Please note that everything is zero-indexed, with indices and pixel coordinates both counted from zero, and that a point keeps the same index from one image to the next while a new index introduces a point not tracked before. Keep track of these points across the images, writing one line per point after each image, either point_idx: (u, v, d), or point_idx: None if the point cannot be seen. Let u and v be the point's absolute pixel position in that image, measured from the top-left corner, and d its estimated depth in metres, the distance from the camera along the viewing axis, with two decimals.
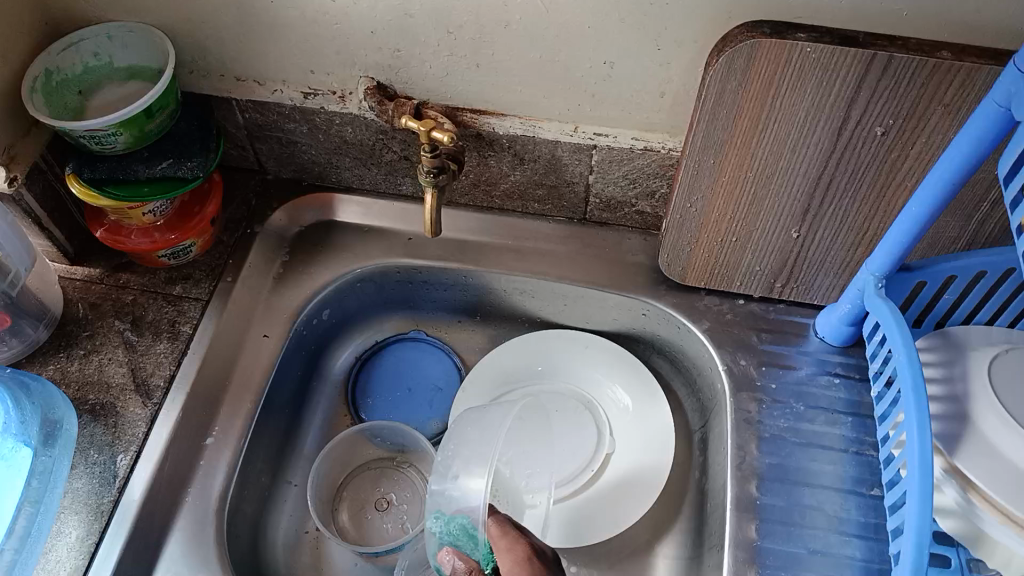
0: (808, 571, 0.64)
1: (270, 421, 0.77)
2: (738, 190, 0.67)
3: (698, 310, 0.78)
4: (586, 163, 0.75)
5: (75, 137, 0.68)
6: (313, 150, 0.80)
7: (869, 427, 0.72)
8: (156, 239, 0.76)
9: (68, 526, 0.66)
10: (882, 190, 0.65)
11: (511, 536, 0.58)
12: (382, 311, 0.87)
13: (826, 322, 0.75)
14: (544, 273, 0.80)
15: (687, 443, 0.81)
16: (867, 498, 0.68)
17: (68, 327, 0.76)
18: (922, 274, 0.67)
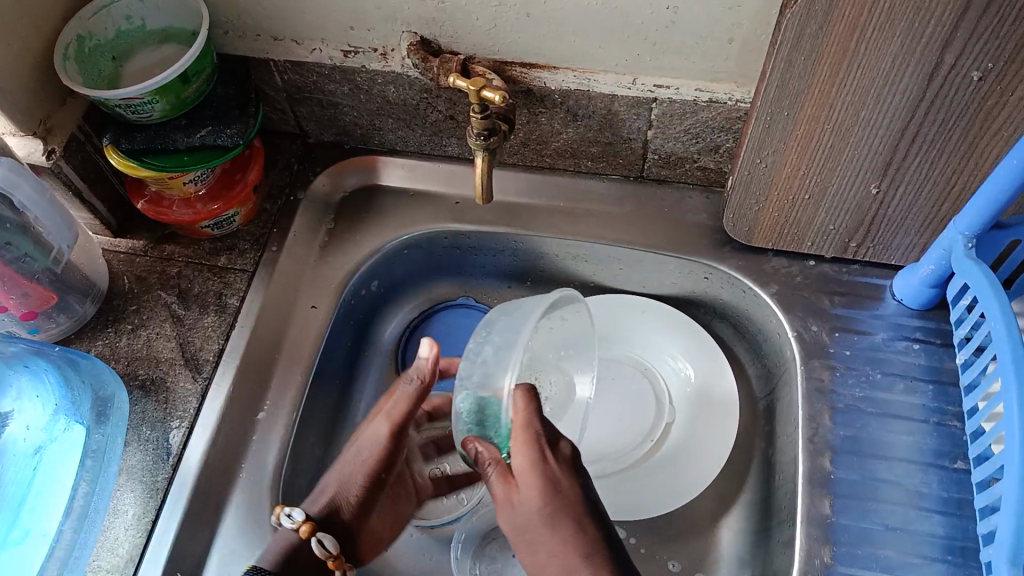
0: (886, 550, 0.61)
1: (321, 394, 0.75)
2: (815, 145, 0.62)
3: (765, 273, 0.73)
4: (644, 118, 0.70)
5: (112, 107, 0.65)
6: (355, 111, 0.76)
7: (952, 396, 0.67)
8: (199, 210, 0.74)
9: (125, 503, 0.65)
10: (975, 144, 0.59)
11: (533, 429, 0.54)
12: (430, 278, 0.84)
13: (905, 285, 0.69)
14: (599, 236, 0.76)
15: (752, 412, 0.77)
16: (949, 472, 0.64)
17: (115, 301, 0.75)
18: (1016, 232, 0.61)
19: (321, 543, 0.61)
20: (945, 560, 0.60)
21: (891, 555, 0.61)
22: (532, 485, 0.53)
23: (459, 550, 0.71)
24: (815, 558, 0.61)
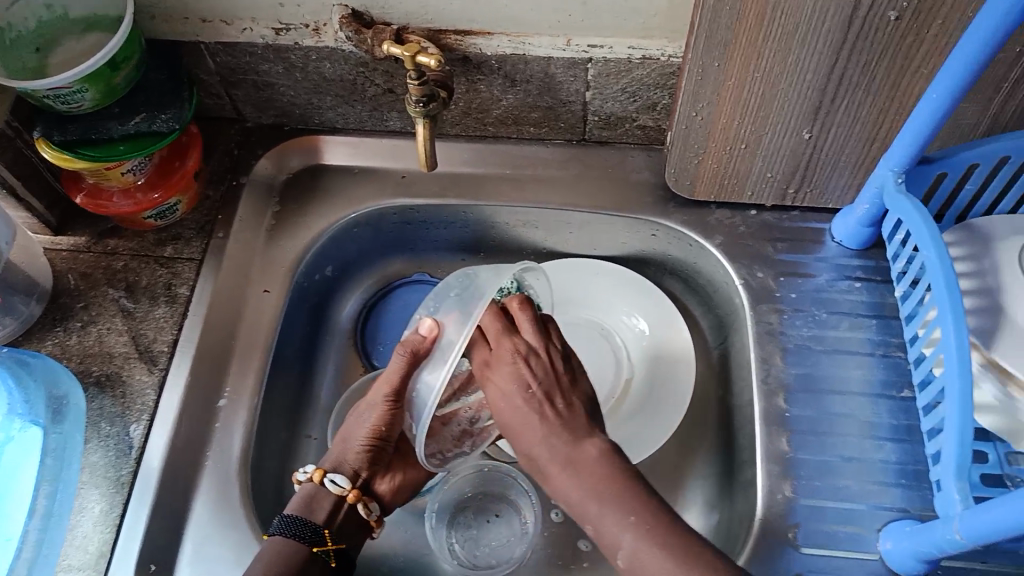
0: (843, 479, 0.63)
1: (281, 377, 0.75)
2: (748, 95, 0.63)
3: (710, 225, 0.75)
4: (582, 79, 0.70)
5: (40, 98, 0.64)
6: (293, 91, 0.76)
7: (894, 328, 0.70)
8: (139, 200, 0.72)
9: (90, 500, 0.65)
10: (896, 84, 0.61)
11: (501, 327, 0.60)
12: (383, 256, 0.84)
13: (843, 226, 0.72)
14: (546, 201, 0.77)
15: (708, 362, 0.79)
16: (896, 400, 0.66)
17: (62, 300, 0.73)
18: (943, 164, 0.63)
19: (336, 483, 0.61)
20: (899, 483, 0.63)
21: (847, 484, 0.63)
22: (502, 374, 0.59)
23: (433, 519, 0.72)
24: (777, 493, 0.63)
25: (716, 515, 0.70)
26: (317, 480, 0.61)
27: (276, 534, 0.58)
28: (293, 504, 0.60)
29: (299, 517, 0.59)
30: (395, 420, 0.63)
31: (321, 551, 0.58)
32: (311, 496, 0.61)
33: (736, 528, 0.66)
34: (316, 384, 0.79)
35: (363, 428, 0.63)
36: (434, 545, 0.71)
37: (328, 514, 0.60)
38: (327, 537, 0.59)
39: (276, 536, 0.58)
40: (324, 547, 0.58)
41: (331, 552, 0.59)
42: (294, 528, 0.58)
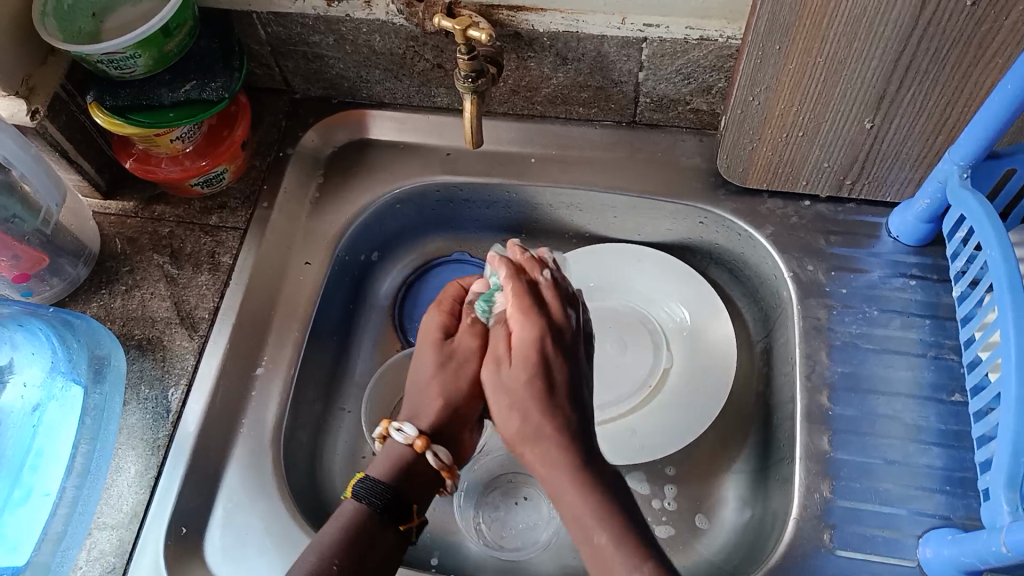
0: (885, 483, 0.61)
1: (319, 350, 0.75)
2: (808, 80, 0.61)
3: (760, 215, 0.73)
4: (635, 59, 0.68)
5: (93, 63, 0.65)
6: (342, 63, 0.75)
7: (949, 330, 0.67)
8: (187, 167, 0.73)
9: (127, 462, 0.66)
10: (967, 76, 0.58)
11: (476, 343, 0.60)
12: (423, 234, 0.84)
13: (900, 220, 0.69)
14: (591, 183, 0.76)
15: (751, 356, 0.77)
16: (946, 404, 0.64)
17: (108, 263, 0.74)
18: (1011, 161, 0.60)
19: (438, 456, 0.55)
20: (944, 490, 0.61)
21: (889, 487, 0.61)
22: (518, 373, 0.56)
23: (461, 499, 0.73)
24: (814, 492, 0.61)
25: (749, 512, 0.69)
26: (417, 449, 0.55)
27: (359, 504, 0.52)
28: (385, 469, 0.55)
29: (388, 484, 0.53)
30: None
31: (404, 530, 0.53)
32: (407, 463, 0.55)
33: (771, 526, 0.64)
34: (351, 360, 0.79)
35: (427, 340, 0.62)
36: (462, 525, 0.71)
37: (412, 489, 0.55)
38: (414, 513, 0.54)
39: (361, 502, 0.52)
40: (408, 524, 0.53)
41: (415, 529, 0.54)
42: (379, 500, 0.52)
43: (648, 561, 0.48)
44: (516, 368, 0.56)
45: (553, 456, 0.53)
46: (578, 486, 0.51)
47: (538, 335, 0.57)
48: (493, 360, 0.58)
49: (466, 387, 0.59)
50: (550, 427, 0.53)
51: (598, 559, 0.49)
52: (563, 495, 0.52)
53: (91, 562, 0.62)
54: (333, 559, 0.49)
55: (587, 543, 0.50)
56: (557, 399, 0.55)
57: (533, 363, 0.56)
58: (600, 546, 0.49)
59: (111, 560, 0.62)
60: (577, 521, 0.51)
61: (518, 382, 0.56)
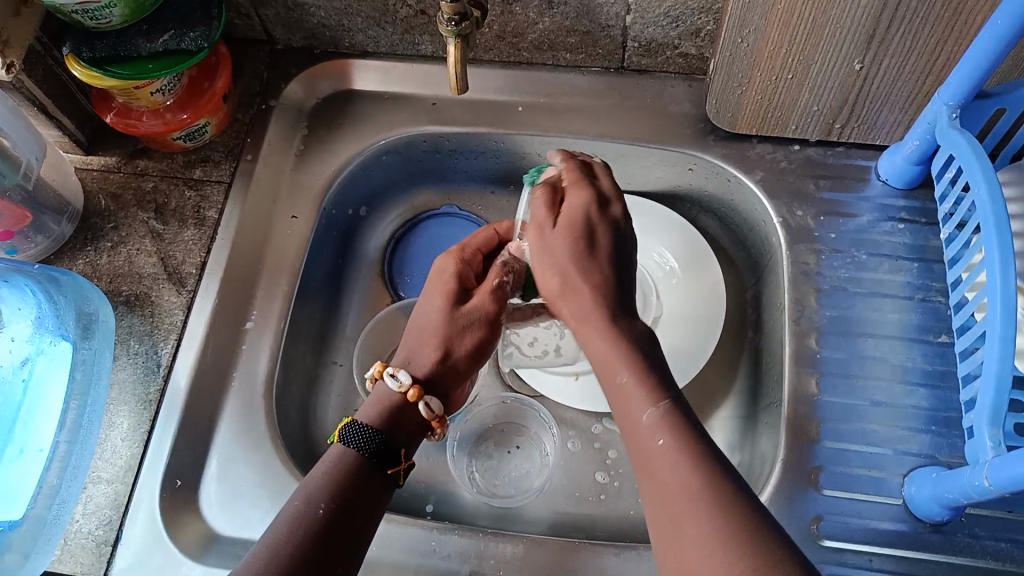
0: (872, 423, 0.62)
1: (308, 304, 0.75)
2: (797, 20, 0.60)
3: (750, 160, 0.72)
4: (622, 1, 0.67)
5: (68, 13, 0.63)
6: (322, 11, 0.73)
7: (937, 272, 0.67)
8: (168, 121, 0.72)
9: (120, 416, 0.66)
10: (958, 12, 0.57)
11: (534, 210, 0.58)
12: (411, 186, 0.83)
13: (889, 164, 0.69)
14: (580, 131, 0.75)
15: (740, 303, 0.77)
16: (933, 345, 0.64)
17: (92, 220, 0.74)
18: (1000, 100, 0.60)
19: (430, 406, 0.55)
20: (929, 430, 0.62)
21: (875, 428, 0.62)
22: (561, 239, 0.56)
23: (455, 449, 0.73)
24: (801, 435, 0.62)
25: (738, 457, 0.70)
26: (410, 398, 0.55)
27: (346, 449, 0.52)
28: (375, 414, 0.54)
29: (376, 429, 0.52)
30: (491, 335, 0.60)
31: (392, 473, 0.52)
32: (397, 409, 0.55)
33: (759, 468, 0.65)
34: (342, 314, 0.79)
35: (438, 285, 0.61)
36: (455, 473, 0.72)
37: (403, 433, 0.55)
38: (401, 458, 0.53)
39: (347, 450, 0.51)
40: (397, 467, 0.53)
41: (403, 472, 0.53)
42: (368, 444, 0.52)
43: (666, 399, 0.48)
44: (562, 234, 0.56)
45: (586, 307, 0.53)
46: (614, 348, 0.51)
47: (587, 205, 0.57)
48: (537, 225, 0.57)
49: (467, 342, 0.58)
50: (587, 291, 0.54)
51: (621, 398, 0.49)
52: (598, 345, 0.52)
53: (88, 514, 0.63)
54: (319, 504, 0.49)
55: (614, 386, 0.50)
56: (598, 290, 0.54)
57: (580, 231, 0.56)
58: (622, 384, 0.49)
59: (108, 512, 0.63)
60: (605, 358, 0.51)
61: (561, 246, 0.56)
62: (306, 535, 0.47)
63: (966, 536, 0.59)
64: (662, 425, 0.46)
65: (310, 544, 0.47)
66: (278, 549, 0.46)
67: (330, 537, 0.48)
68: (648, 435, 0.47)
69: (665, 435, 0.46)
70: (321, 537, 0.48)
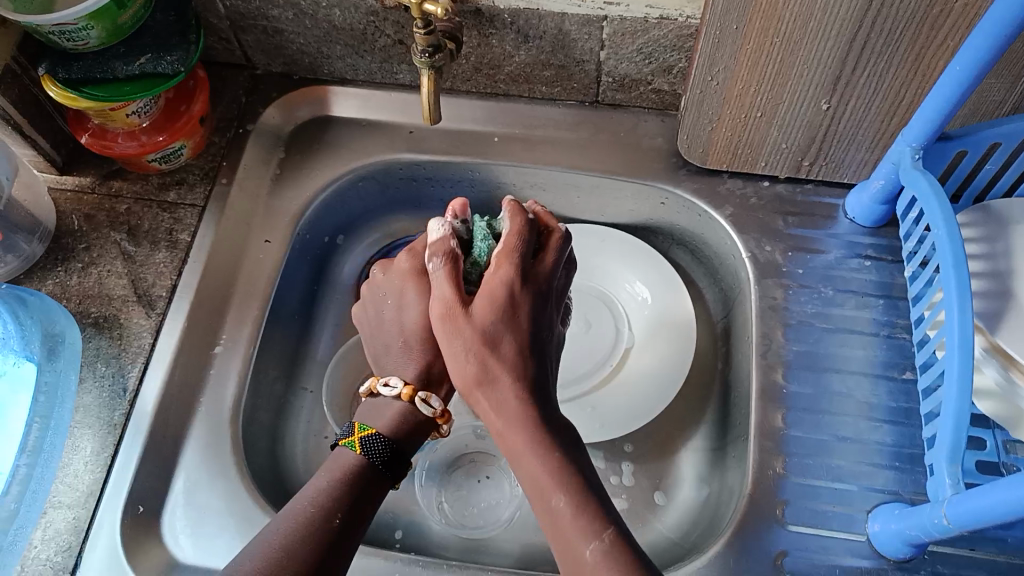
0: (837, 459, 0.63)
1: (280, 329, 0.75)
2: (765, 61, 0.61)
3: (720, 196, 0.73)
4: (596, 38, 0.68)
5: (45, 34, 0.63)
6: (302, 38, 0.74)
7: (902, 310, 0.68)
8: (144, 142, 0.72)
9: (83, 440, 0.65)
10: (920, 58, 0.59)
11: (500, 258, 0.56)
12: (386, 213, 0.83)
13: (857, 202, 0.70)
14: (555, 163, 0.76)
15: (711, 335, 0.78)
16: (897, 382, 0.65)
17: (63, 240, 0.73)
18: (963, 142, 0.61)
19: (428, 403, 0.56)
20: (893, 466, 0.62)
21: (840, 463, 0.62)
22: (476, 322, 0.52)
23: (422, 478, 0.73)
24: (767, 469, 0.62)
25: (706, 489, 0.70)
26: (404, 397, 0.56)
27: (363, 459, 0.53)
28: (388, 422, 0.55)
29: (390, 439, 0.54)
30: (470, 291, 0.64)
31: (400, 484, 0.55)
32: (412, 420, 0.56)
33: (726, 503, 0.65)
34: (313, 338, 0.79)
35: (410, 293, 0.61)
36: (425, 505, 0.71)
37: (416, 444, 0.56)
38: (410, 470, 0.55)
39: (361, 459, 0.53)
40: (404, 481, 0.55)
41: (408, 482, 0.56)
42: (381, 455, 0.53)
43: (608, 530, 0.47)
44: (540, 286, 0.56)
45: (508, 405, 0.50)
46: (546, 472, 0.48)
47: (511, 280, 0.54)
48: (508, 264, 0.55)
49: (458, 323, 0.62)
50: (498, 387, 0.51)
51: (557, 528, 0.48)
52: (527, 465, 0.49)
53: (47, 540, 0.61)
54: (334, 514, 0.50)
55: (546, 511, 0.48)
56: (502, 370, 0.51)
57: (502, 305, 0.53)
58: (557, 507, 0.48)
59: (65, 538, 0.61)
60: (537, 481, 0.49)
61: (485, 321, 0.52)
62: (319, 547, 0.48)
63: (928, 574, 0.59)
64: (603, 564, 0.45)
65: (316, 552, 0.48)
66: (289, 555, 0.47)
67: (334, 549, 0.49)
68: (591, 574, 0.45)
69: (610, 574, 0.45)
70: (324, 546, 0.48)
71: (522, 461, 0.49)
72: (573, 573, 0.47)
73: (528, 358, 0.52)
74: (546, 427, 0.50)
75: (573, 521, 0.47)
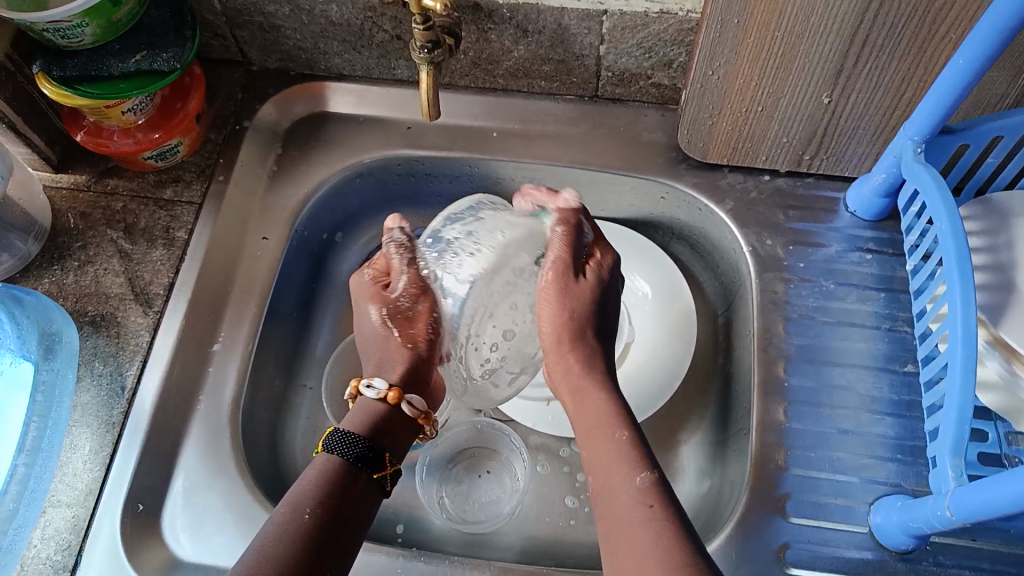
0: (839, 452, 0.63)
1: (278, 326, 0.74)
2: (766, 55, 0.61)
3: (721, 190, 0.73)
4: (596, 32, 0.68)
5: (39, 31, 0.63)
6: (298, 34, 0.74)
7: (903, 303, 0.68)
8: (140, 139, 0.71)
9: (82, 439, 0.65)
10: (922, 51, 0.58)
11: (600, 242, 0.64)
12: (384, 209, 0.83)
13: (857, 196, 0.70)
14: (554, 158, 0.76)
15: (712, 329, 0.77)
16: (899, 375, 0.65)
17: (59, 239, 0.73)
18: (964, 135, 0.61)
19: (412, 403, 0.58)
20: (895, 459, 0.62)
21: (843, 456, 0.62)
22: (582, 289, 0.61)
23: (423, 474, 0.72)
24: (769, 462, 0.62)
25: (707, 482, 0.70)
26: (392, 399, 0.57)
27: (332, 456, 0.53)
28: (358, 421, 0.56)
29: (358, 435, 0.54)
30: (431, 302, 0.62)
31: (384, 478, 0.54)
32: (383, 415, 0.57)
33: (728, 496, 0.65)
34: (312, 335, 0.78)
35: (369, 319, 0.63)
36: (425, 499, 0.71)
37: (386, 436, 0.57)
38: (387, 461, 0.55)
39: (330, 457, 0.53)
40: (382, 472, 0.54)
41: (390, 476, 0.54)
42: (350, 449, 0.53)
43: (654, 468, 0.51)
44: (584, 291, 0.61)
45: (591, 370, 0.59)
46: (608, 411, 0.56)
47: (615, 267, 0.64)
48: (562, 265, 0.61)
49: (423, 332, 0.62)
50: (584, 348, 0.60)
51: (600, 466, 0.53)
52: (590, 401, 0.57)
53: (46, 539, 0.61)
54: (306, 508, 0.49)
55: (601, 442, 0.54)
56: (590, 335, 0.61)
57: (596, 285, 0.62)
58: (619, 440, 0.53)
59: (66, 536, 0.61)
60: (594, 417, 0.56)
61: (585, 294, 0.61)
62: (298, 540, 0.48)
63: (930, 565, 0.59)
64: (652, 491, 0.49)
65: (298, 546, 0.47)
66: (265, 551, 0.47)
67: (316, 542, 0.48)
68: (639, 497, 0.49)
69: (654, 500, 0.49)
70: (309, 543, 0.48)
71: (587, 402, 0.57)
72: (608, 499, 0.51)
73: (598, 334, 0.61)
74: (617, 386, 0.58)
75: (618, 458, 0.52)
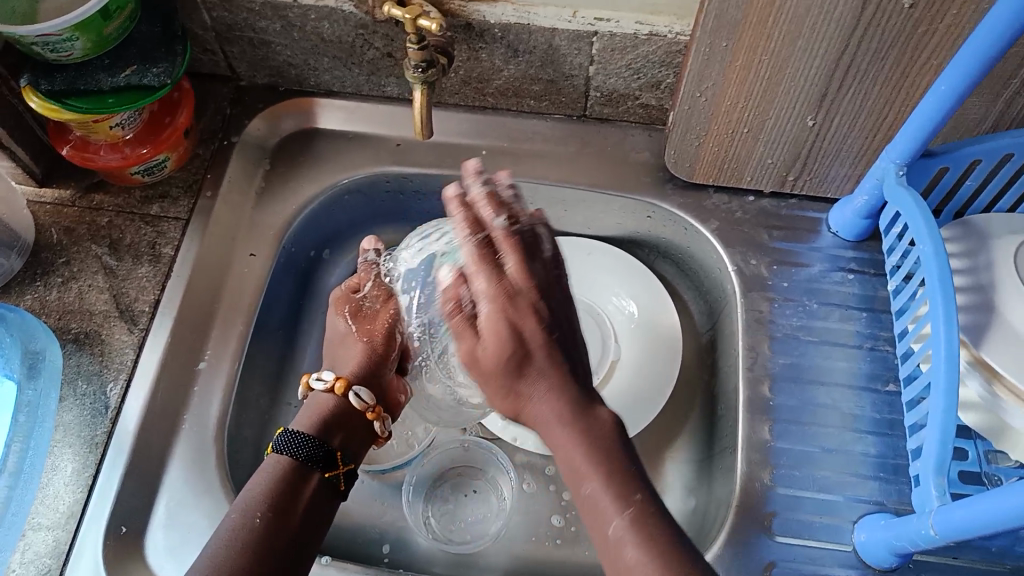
0: (823, 470, 0.63)
1: (264, 343, 0.74)
2: (753, 78, 0.62)
3: (706, 209, 0.74)
4: (586, 53, 0.69)
5: (27, 45, 0.62)
6: (288, 50, 0.74)
7: (884, 322, 0.69)
8: (127, 155, 0.71)
9: (64, 459, 0.64)
10: (903, 77, 0.60)
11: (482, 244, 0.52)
12: (372, 225, 0.83)
13: (840, 216, 0.71)
14: (542, 176, 0.76)
15: (697, 347, 0.78)
16: (881, 393, 0.66)
17: (42, 254, 0.72)
18: (944, 159, 0.62)
19: (359, 397, 0.62)
20: (877, 477, 0.63)
21: (827, 474, 0.63)
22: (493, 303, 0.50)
23: (410, 493, 0.72)
24: (755, 481, 0.63)
25: (693, 501, 0.70)
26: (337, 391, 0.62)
27: (285, 458, 0.56)
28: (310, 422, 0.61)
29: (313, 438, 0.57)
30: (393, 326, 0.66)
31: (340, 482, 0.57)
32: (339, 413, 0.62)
33: (714, 515, 0.66)
34: (298, 352, 0.78)
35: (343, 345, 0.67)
36: (412, 518, 0.70)
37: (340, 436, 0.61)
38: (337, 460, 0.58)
39: (282, 456, 0.56)
40: (334, 471, 0.57)
41: (341, 475, 0.58)
42: (302, 450, 0.56)
43: (631, 505, 0.46)
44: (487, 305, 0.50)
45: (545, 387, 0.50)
46: (558, 423, 0.49)
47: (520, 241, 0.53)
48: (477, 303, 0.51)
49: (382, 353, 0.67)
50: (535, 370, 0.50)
51: (589, 509, 0.48)
52: (557, 435, 0.49)
53: (26, 563, 0.60)
54: (256, 512, 0.52)
55: (572, 481, 0.48)
56: (540, 358, 0.50)
57: (500, 295, 0.51)
58: (590, 491, 0.47)
59: (46, 560, 0.60)
60: (567, 454, 0.49)
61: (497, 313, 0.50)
62: (252, 544, 0.50)
63: None
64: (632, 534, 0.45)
65: (247, 550, 0.50)
66: (216, 557, 0.49)
67: (264, 544, 0.51)
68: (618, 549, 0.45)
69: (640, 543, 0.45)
70: (258, 545, 0.50)
71: (557, 438, 0.49)
72: (599, 528, 0.47)
73: (555, 348, 0.50)
74: (579, 407, 0.50)
75: (600, 472, 0.47)
